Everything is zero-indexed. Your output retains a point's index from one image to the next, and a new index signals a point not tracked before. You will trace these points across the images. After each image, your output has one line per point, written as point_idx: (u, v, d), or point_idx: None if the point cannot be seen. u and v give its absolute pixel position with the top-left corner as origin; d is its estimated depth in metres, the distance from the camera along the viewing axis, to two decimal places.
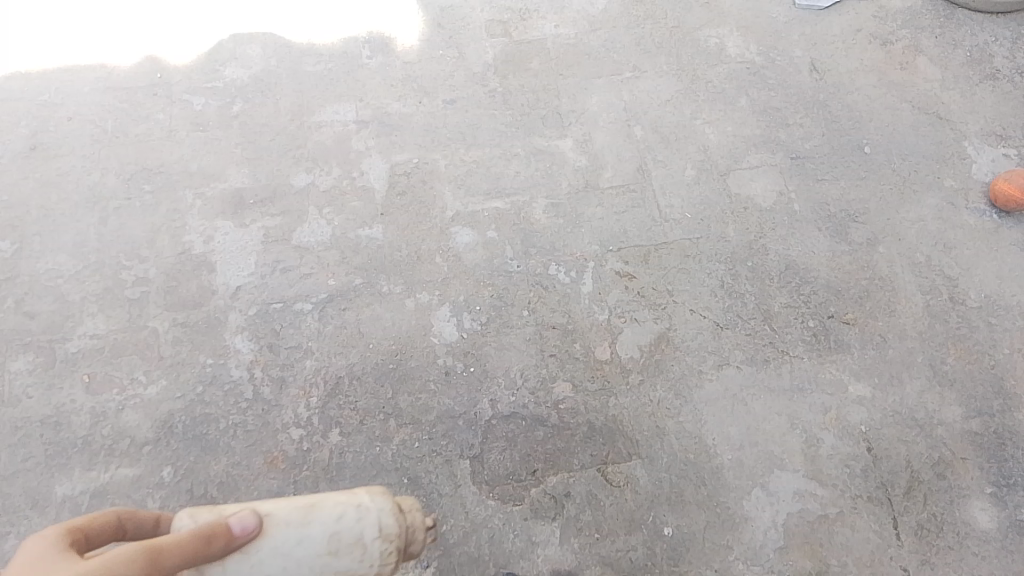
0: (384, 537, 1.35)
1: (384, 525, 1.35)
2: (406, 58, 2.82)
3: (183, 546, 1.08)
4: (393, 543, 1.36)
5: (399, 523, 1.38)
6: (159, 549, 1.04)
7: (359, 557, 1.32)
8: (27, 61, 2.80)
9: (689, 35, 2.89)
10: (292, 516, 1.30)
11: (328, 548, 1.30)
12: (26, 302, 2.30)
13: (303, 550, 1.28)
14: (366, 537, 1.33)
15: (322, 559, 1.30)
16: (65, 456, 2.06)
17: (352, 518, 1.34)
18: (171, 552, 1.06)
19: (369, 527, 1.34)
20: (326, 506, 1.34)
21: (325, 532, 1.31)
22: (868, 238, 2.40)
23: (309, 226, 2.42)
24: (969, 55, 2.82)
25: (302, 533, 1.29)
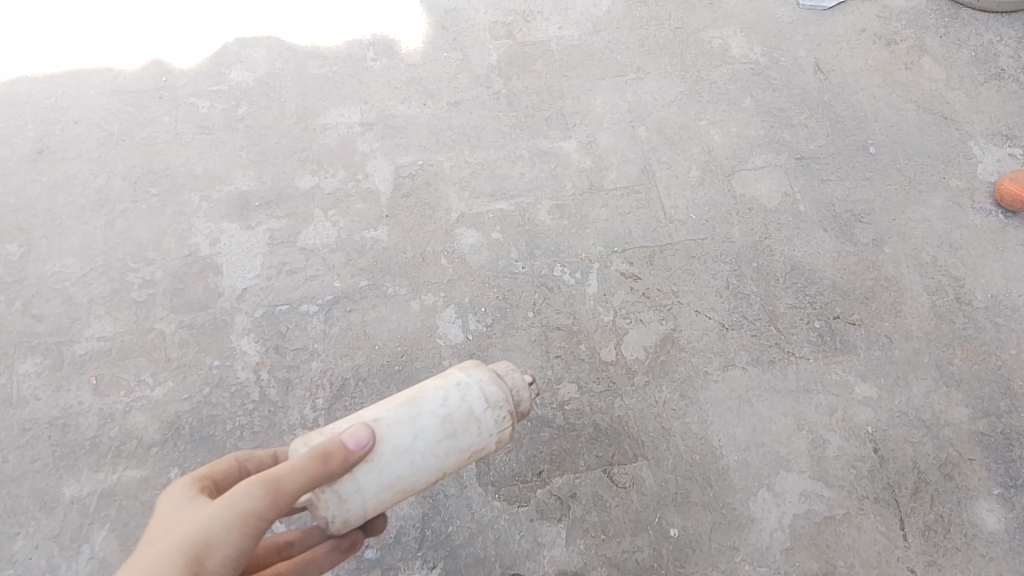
0: (489, 404, 1.47)
1: (484, 396, 1.47)
2: (411, 61, 2.83)
3: (299, 471, 1.23)
4: (500, 408, 1.48)
5: (499, 387, 1.50)
6: (275, 479, 1.21)
7: (474, 429, 1.45)
8: (33, 65, 2.81)
9: (693, 36, 2.89)
10: (399, 415, 1.42)
11: (443, 431, 1.42)
12: (34, 304, 2.31)
13: (425, 437, 1.41)
14: (473, 412, 1.45)
15: (444, 440, 1.42)
16: (72, 458, 2.07)
17: (455, 398, 1.45)
18: (288, 478, 1.22)
19: (473, 404, 1.46)
20: (428, 397, 1.45)
21: (436, 421, 1.42)
22: (874, 239, 2.40)
23: (315, 228, 2.43)
24: (974, 55, 2.82)
25: (414, 425, 1.41)
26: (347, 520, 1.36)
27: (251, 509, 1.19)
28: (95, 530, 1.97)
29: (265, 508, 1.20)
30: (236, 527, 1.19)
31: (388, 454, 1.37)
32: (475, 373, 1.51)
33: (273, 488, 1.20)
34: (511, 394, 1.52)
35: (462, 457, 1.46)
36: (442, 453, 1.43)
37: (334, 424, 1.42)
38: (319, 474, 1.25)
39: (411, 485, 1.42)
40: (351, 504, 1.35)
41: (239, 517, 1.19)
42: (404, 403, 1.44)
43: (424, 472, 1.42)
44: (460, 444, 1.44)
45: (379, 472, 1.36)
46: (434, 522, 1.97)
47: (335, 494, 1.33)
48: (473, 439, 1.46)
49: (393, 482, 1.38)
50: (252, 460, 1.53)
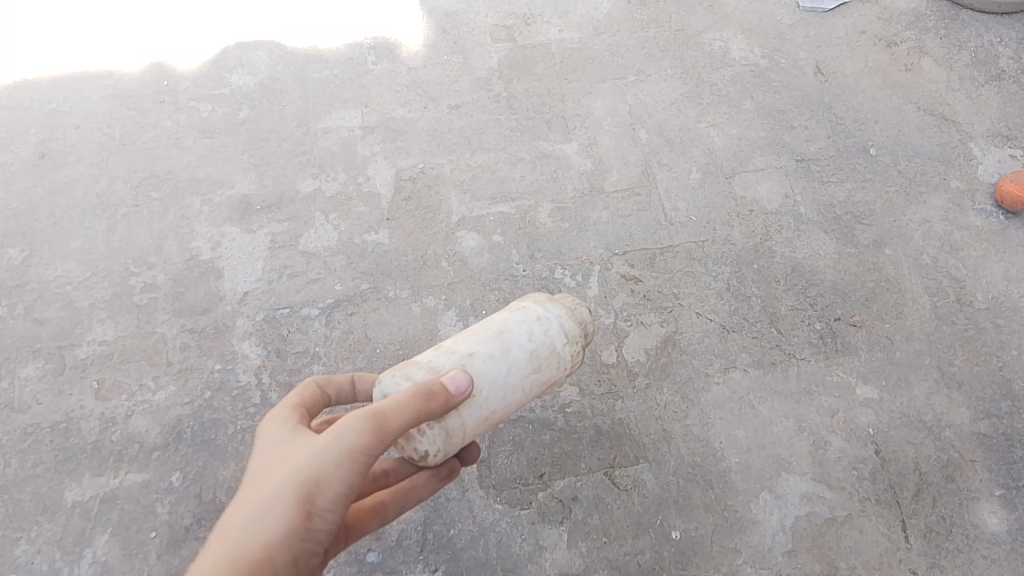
0: (568, 338, 1.59)
1: (564, 331, 1.59)
2: (411, 64, 2.83)
3: (404, 408, 1.30)
4: (576, 341, 1.61)
5: (575, 322, 1.62)
6: (381, 416, 1.29)
7: (555, 362, 1.58)
8: (35, 69, 2.82)
9: (693, 39, 2.89)
10: (492, 351, 1.51)
11: (532, 366, 1.54)
12: (35, 309, 2.31)
13: (516, 371, 1.52)
14: (555, 346, 1.57)
15: (531, 374, 1.54)
16: (74, 462, 2.07)
17: (538, 334, 1.56)
18: (395, 413, 1.30)
19: (555, 339, 1.57)
20: (513, 332, 1.55)
21: (526, 357, 1.53)
22: (874, 241, 2.40)
23: (315, 231, 2.43)
24: (974, 56, 2.82)
25: (506, 360, 1.51)
26: (447, 451, 1.47)
27: (357, 445, 1.29)
28: (97, 534, 1.97)
29: (371, 444, 1.29)
30: (344, 462, 1.30)
31: (485, 389, 1.47)
32: (548, 306, 1.62)
33: (380, 425, 1.29)
34: (583, 326, 1.64)
35: (541, 387, 1.59)
36: (528, 386, 1.55)
37: (425, 359, 1.49)
38: (423, 411, 1.32)
39: (500, 415, 1.54)
40: (455, 438, 1.45)
41: (348, 453, 1.29)
42: (493, 338, 1.53)
43: (511, 403, 1.54)
44: (542, 377, 1.57)
45: (478, 407, 1.47)
46: (435, 525, 1.97)
47: (439, 429, 1.43)
48: (552, 371, 1.58)
49: (488, 413, 1.49)
50: None
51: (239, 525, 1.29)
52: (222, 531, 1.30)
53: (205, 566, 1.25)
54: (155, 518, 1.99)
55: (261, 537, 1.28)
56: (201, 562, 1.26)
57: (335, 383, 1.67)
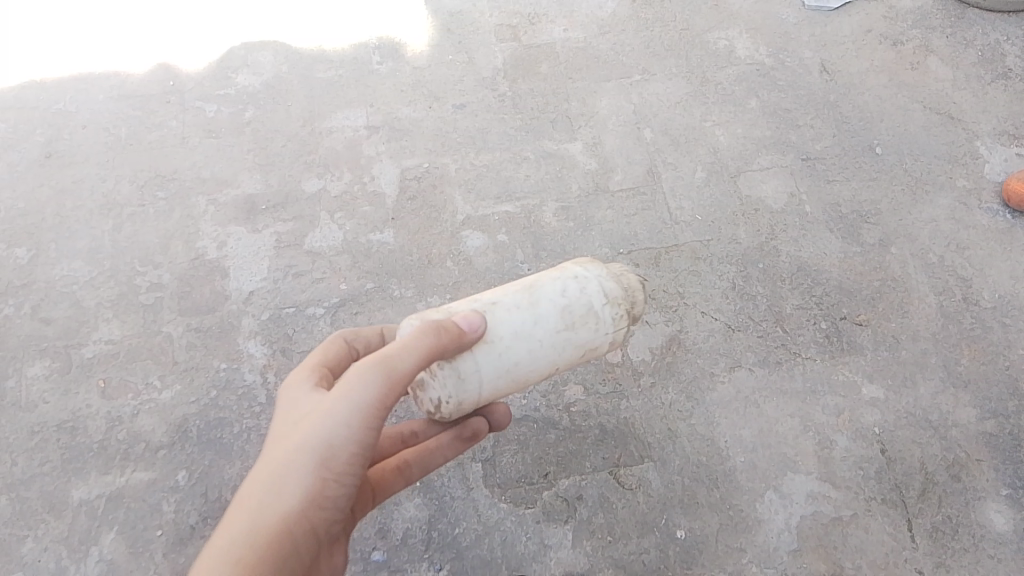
0: (608, 300, 1.54)
1: (603, 293, 1.54)
2: (416, 64, 2.83)
3: (411, 350, 1.32)
4: (620, 306, 1.56)
5: (618, 286, 1.57)
6: (390, 364, 1.30)
7: (594, 324, 1.54)
8: (41, 69, 2.83)
9: (698, 38, 2.89)
10: (520, 302, 1.51)
11: (563, 323, 1.51)
12: (42, 308, 2.32)
13: (544, 326, 1.50)
14: (593, 308, 1.54)
15: (561, 331, 1.51)
16: (81, 461, 2.08)
17: (572, 293, 1.53)
18: (402, 355, 1.31)
19: (594, 300, 1.54)
20: (548, 289, 1.53)
21: (556, 311, 1.51)
22: (880, 239, 2.39)
23: (321, 231, 2.44)
24: (981, 54, 2.81)
25: (533, 314, 1.50)
26: (464, 398, 1.47)
27: (369, 398, 1.30)
28: (103, 532, 1.98)
29: (381, 397, 1.30)
30: (356, 421, 1.31)
31: (504, 338, 1.47)
32: (595, 268, 1.59)
33: (389, 373, 1.30)
34: (631, 294, 1.59)
35: (578, 351, 1.55)
36: (558, 344, 1.52)
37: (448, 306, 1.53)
38: (431, 352, 1.34)
39: (527, 372, 1.51)
40: (469, 386, 1.46)
41: (360, 410, 1.30)
42: (526, 291, 1.53)
43: (539, 360, 1.51)
44: (576, 339, 1.53)
45: (497, 355, 1.46)
46: (440, 524, 1.97)
47: (449, 372, 1.44)
48: (590, 334, 1.54)
49: (509, 366, 1.48)
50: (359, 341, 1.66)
51: (258, 493, 1.31)
52: (243, 501, 1.32)
53: (228, 538, 1.27)
54: (161, 516, 2.00)
55: (277, 505, 1.30)
56: (222, 534, 1.29)
57: (363, 339, 1.67)
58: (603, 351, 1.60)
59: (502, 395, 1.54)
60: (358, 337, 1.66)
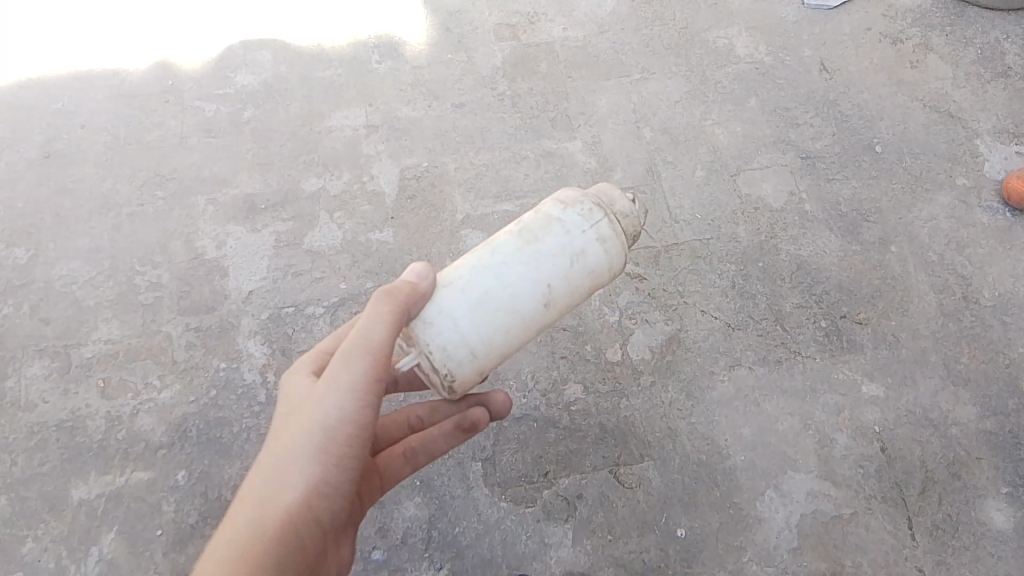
0: (565, 206, 1.56)
1: (552, 205, 1.57)
2: (415, 63, 2.83)
3: (378, 315, 1.38)
4: (577, 204, 1.56)
5: (568, 193, 1.59)
6: (362, 332, 1.36)
7: (558, 229, 1.53)
8: (39, 69, 2.83)
9: (697, 36, 2.89)
10: (478, 246, 1.57)
11: (522, 240, 1.52)
12: (41, 308, 2.32)
13: (502, 247, 1.52)
14: (550, 216, 1.55)
15: (523, 246, 1.51)
16: (81, 460, 2.08)
17: (524, 216, 1.57)
18: (371, 325, 1.37)
19: (548, 211, 1.56)
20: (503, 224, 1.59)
21: (511, 234, 1.54)
22: (880, 238, 2.39)
23: (320, 230, 2.44)
24: (980, 53, 2.80)
25: (492, 245, 1.53)
26: (456, 343, 1.45)
27: (353, 370, 1.34)
28: (103, 532, 1.98)
29: (363, 371, 1.34)
30: (346, 400, 1.33)
31: (465, 275, 1.50)
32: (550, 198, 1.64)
33: (365, 347, 1.35)
34: (591, 196, 1.59)
35: (561, 264, 1.52)
36: (528, 257, 1.50)
37: None
38: (398, 315, 1.39)
39: (512, 296, 1.49)
40: (445, 335, 1.46)
41: (347, 388, 1.33)
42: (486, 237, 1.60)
43: (518, 279, 1.49)
44: (545, 247, 1.51)
45: (465, 291, 1.49)
46: (441, 523, 1.97)
47: (421, 329, 1.46)
48: (560, 240, 1.52)
49: (488, 299, 1.48)
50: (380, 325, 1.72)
51: (257, 490, 1.31)
52: (243, 502, 1.31)
53: (231, 541, 1.26)
54: (161, 516, 1.99)
55: (278, 495, 1.29)
56: (228, 534, 1.28)
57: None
58: (595, 259, 1.54)
59: (504, 331, 1.49)
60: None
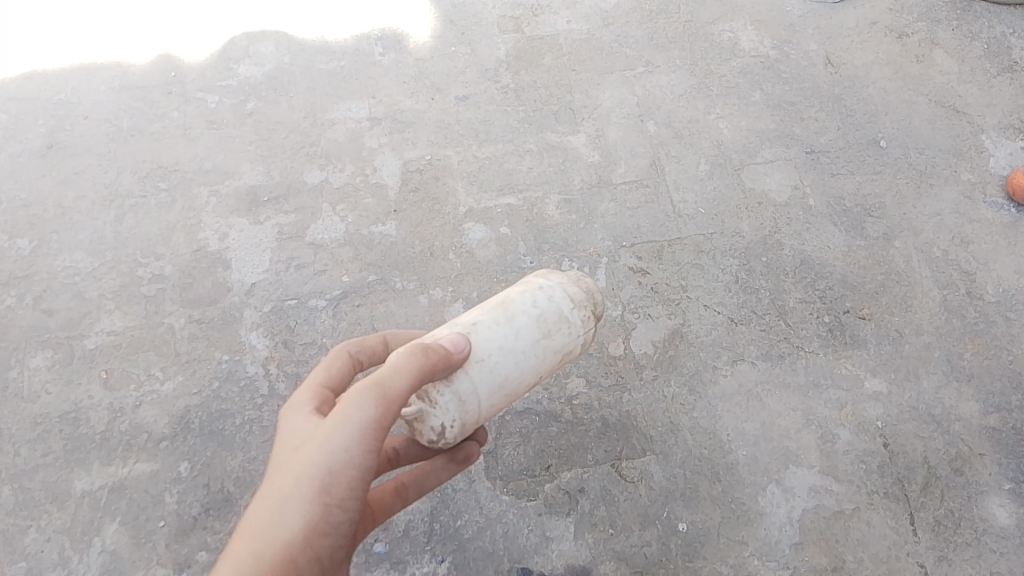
0: (575, 304, 1.60)
1: (568, 297, 1.60)
2: (419, 55, 2.82)
3: (403, 371, 1.30)
4: (585, 301, 1.62)
5: (580, 286, 1.63)
6: (382, 385, 1.27)
7: (566, 329, 1.58)
8: (41, 60, 2.82)
9: (701, 30, 2.87)
10: (497, 318, 1.53)
11: (541, 331, 1.54)
12: (44, 299, 2.32)
13: (525, 333, 1.53)
14: (561, 311, 1.58)
15: (542, 338, 1.54)
16: (83, 451, 2.08)
17: (541, 300, 1.57)
18: (396, 379, 1.29)
19: (560, 303, 1.58)
20: (517, 301, 1.57)
21: (532, 321, 1.54)
22: (884, 233, 2.38)
23: (323, 222, 2.43)
24: (986, 47, 2.79)
25: (512, 327, 1.52)
26: (466, 419, 1.46)
27: (365, 421, 1.26)
28: (106, 523, 1.98)
29: (375, 421, 1.26)
30: (353, 445, 1.27)
31: (492, 354, 1.49)
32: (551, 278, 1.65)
33: (382, 395, 1.27)
34: (592, 294, 1.65)
35: (556, 359, 1.59)
36: (542, 351, 1.55)
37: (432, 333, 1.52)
38: (421, 374, 1.32)
39: (518, 383, 1.53)
40: (469, 407, 1.45)
41: (355, 434, 1.26)
42: (499, 307, 1.56)
43: (528, 369, 1.54)
44: (555, 343, 1.57)
45: (490, 371, 1.48)
46: (443, 516, 1.97)
47: (450, 395, 1.43)
48: (566, 340, 1.59)
49: (503, 382, 1.50)
50: (362, 352, 1.62)
51: (258, 527, 1.28)
52: (243, 536, 1.30)
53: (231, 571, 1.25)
54: (163, 507, 2.00)
55: (280, 530, 1.27)
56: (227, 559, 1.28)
57: (367, 349, 1.63)
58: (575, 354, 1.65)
59: (496, 410, 1.54)
60: (363, 348, 1.62)
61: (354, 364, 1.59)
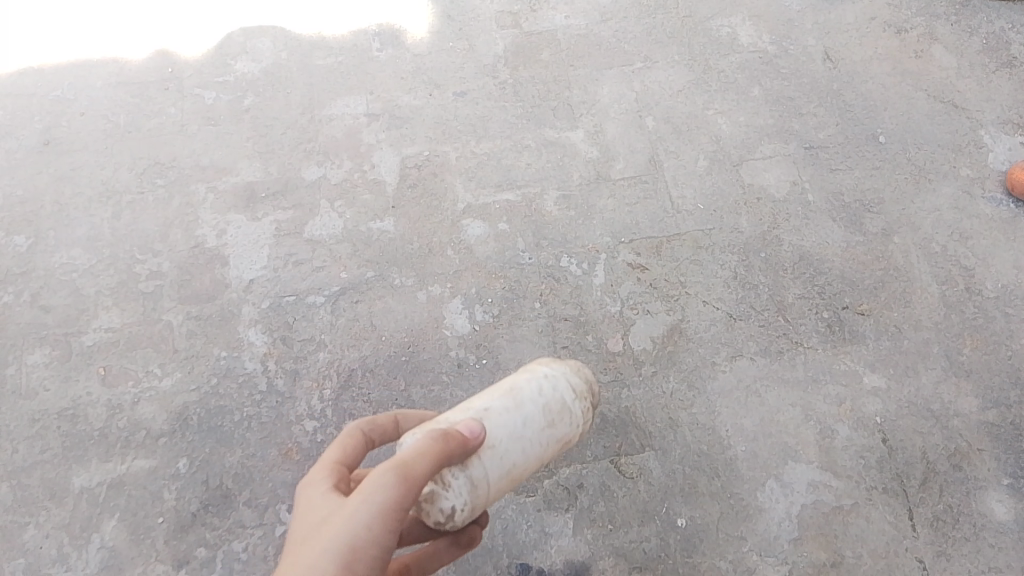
0: (577, 395, 1.56)
1: (572, 387, 1.56)
2: (416, 51, 2.81)
3: (426, 454, 1.21)
4: (585, 390, 1.59)
5: (583, 378, 1.60)
6: (406, 465, 1.17)
7: (569, 418, 1.54)
8: (37, 56, 2.81)
9: (700, 25, 2.86)
10: (506, 405, 1.47)
11: (547, 419, 1.49)
12: (41, 296, 2.31)
13: (533, 420, 1.47)
14: (565, 401, 1.54)
15: (547, 428, 1.49)
16: (82, 448, 2.08)
17: (547, 387, 1.53)
18: (418, 460, 1.19)
19: (564, 393, 1.54)
20: (524, 387, 1.51)
21: (540, 410, 1.49)
22: (883, 229, 2.38)
23: (321, 219, 2.43)
24: (985, 43, 2.78)
25: (522, 415, 1.46)
26: (474, 508, 1.37)
27: (389, 503, 1.13)
28: (104, 520, 1.98)
29: (401, 501, 1.14)
30: (376, 521, 1.13)
31: (504, 441, 1.42)
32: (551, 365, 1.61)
33: (405, 473, 1.16)
34: (590, 384, 1.62)
35: (556, 447, 1.53)
36: (546, 440, 1.49)
37: (440, 418, 1.43)
38: (441, 458, 1.23)
39: (521, 471, 1.46)
40: (480, 490, 1.37)
41: (379, 511, 1.13)
42: (506, 393, 1.50)
43: (531, 457, 1.48)
44: (558, 432, 1.52)
45: (500, 458, 1.40)
46: None
47: (464, 479, 1.34)
48: (568, 429, 1.54)
49: (510, 469, 1.43)
50: (375, 430, 1.46)
51: None
52: None
53: None
54: (162, 504, 2.00)
55: None
56: None
57: (379, 427, 1.47)
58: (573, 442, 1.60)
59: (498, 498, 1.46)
60: (375, 426, 1.45)
61: (365, 445, 1.42)
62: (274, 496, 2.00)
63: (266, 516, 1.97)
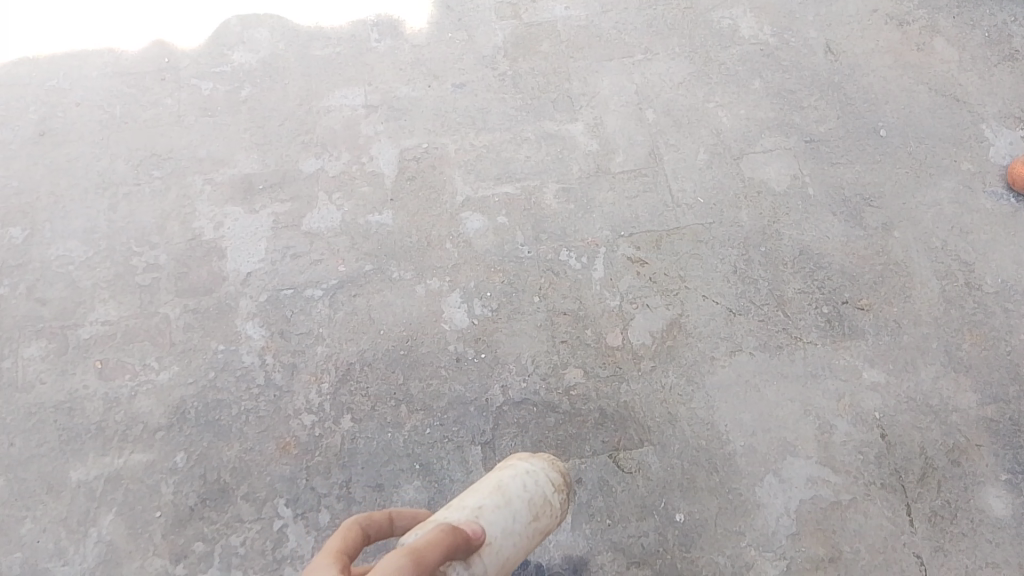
0: (555, 489, 1.57)
1: (550, 481, 1.57)
2: (415, 42, 2.79)
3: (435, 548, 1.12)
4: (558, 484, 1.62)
5: (558, 471, 1.63)
6: (418, 555, 1.07)
7: (549, 511, 1.54)
8: (32, 46, 2.78)
9: (701, 17, 2.84)
10: (496, 501, 1.45)
11: (532, 512, 1.49)
12: (37, 288, 2.30)
13: (523, 512, 1.46)
14: (544, 495, 1.54)
15: (533, 520, 1.48)
16: (79, 442, 2.07)
17: (530, 481, 1.53)
18: (427, 551, 1.09)
19: (544, 488, 1.54)
20: (510, 482, 1.51)
21: (525, 502, 1.48)
22: (883, 223, 2.37)
23: (318, 211, 2.41)
24: (987, 35, 2.76)
25: (511, 509, 1.45)
26: None
27: None
28: (101, 514, 1.98)
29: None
30: None
31: (499, 536, 1.39)
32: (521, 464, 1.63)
33: (416, 559, 1.05)
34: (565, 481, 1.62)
35: (538, 541, 1.52)
36: (532, 532, 1.48)
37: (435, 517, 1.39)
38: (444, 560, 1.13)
39: (511, 566, 1.43)
40: None
41: None
42: (494, 489, 1.49)
43: (520, 551, 1.45)
44: (540, 526, 1.51)
45: (497, 552, 1.37)
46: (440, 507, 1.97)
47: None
48: (547, 521, 1.53)
49: (504, 561, 1.39)
50: (371, 525, 1.28)
51: None
52: None
53: None
54: (159, 498, 1.99)
55: None
56: None
57: (375, 524, 1.29)
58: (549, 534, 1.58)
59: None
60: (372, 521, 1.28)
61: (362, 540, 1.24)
62: (271, 490, 2.00)
63: (264, 510, 1.97)
